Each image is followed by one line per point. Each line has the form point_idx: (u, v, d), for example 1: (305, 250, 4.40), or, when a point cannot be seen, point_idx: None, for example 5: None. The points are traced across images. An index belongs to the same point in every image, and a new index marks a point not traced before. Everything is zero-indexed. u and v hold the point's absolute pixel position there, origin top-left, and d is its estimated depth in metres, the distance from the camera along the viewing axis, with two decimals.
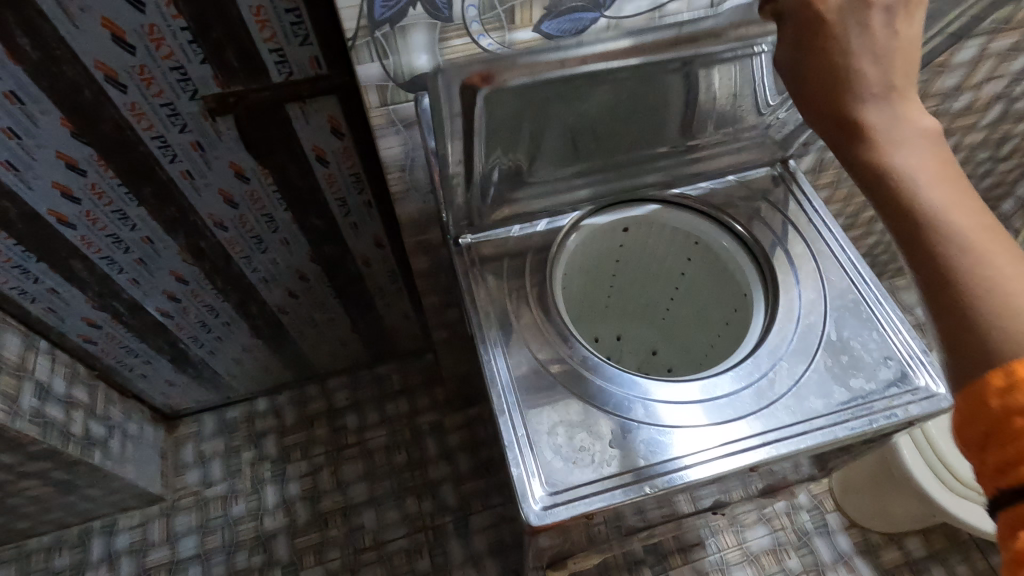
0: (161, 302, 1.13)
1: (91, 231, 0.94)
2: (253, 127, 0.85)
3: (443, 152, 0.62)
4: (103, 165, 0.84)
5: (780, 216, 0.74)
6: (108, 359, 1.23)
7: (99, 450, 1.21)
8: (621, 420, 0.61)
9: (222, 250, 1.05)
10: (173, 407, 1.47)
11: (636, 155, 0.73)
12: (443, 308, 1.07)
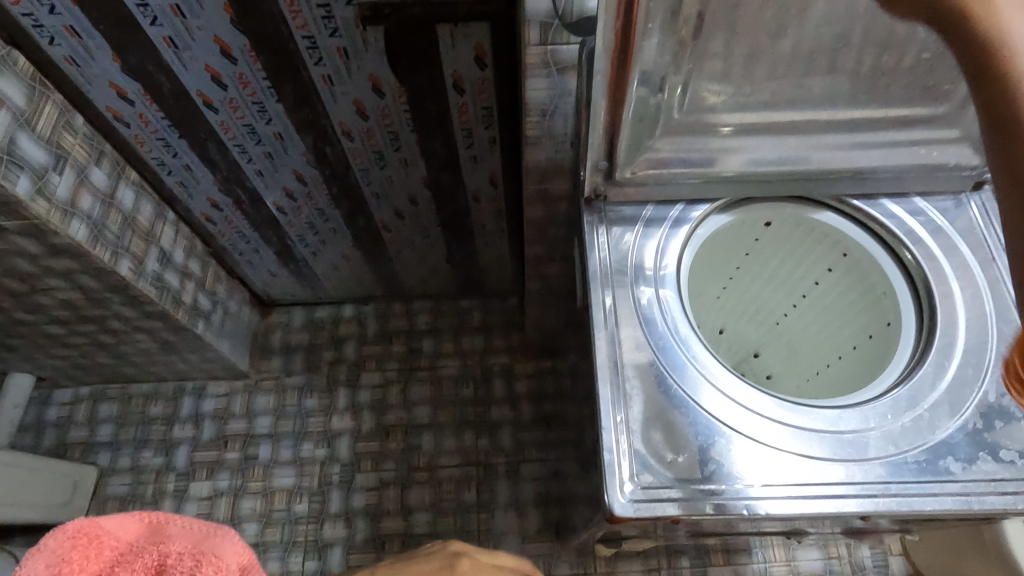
0: (279, 197, 1.17)
1: (231, 118, 0.97)
2: (400, 44, 0.83)
3: (599, 107, 0.58)
4: (253, 57, 0.86)
5: (960, 245, 0.65)
6: (223, 240, 1.30)
7: (202, 322, 1.30)
8: (727, 429, 0.58)
9: (344, 158, 1.06)
10: (270, 295, 1.55)
11: (815, 137, 0.64)
12: (544, 260, 1.05)
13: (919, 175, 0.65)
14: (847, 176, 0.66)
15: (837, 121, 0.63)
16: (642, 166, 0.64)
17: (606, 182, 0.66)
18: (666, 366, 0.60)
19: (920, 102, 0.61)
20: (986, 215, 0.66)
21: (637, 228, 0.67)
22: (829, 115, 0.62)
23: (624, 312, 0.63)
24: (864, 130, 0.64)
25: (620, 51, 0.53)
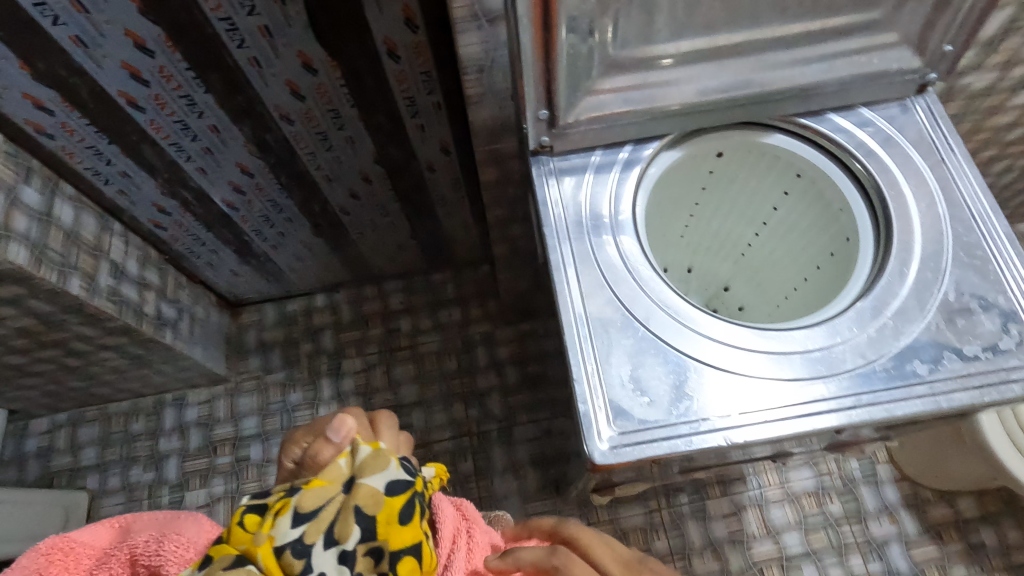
0: (227, 194, 1.13)
1: (160, 116, 0.93)
2: (324, 15, 0.79)
3: (532, 54, 0.55)
4: (171, 46, 0.81)
5: (909, 151, 0.65)
6: (177, 246, 1.26)
7: (170, 331, 1.27)
8: (698, 364, 0.58)
9: (287, 144, 1.02)
10: (237, 295, 1.52)
11: (755, 59, 0.63)
12: (507, 222, 1.03)
13: (862, 85, 0.65)
14: (792, 95, 0.65)
15: (776, 39, 0.61)
16: (584, 110, 0.63)
17: (550, 132, 0.64)
18: (632, 309, 0.60)
19: (856, 10, 0.60)
20: (931, 118, 0.66)
21: (588, 176, 0.66)
22: (766, 35, 0.61)
23: (584, 262, 0.62)
24: (802, 47, 0.62)
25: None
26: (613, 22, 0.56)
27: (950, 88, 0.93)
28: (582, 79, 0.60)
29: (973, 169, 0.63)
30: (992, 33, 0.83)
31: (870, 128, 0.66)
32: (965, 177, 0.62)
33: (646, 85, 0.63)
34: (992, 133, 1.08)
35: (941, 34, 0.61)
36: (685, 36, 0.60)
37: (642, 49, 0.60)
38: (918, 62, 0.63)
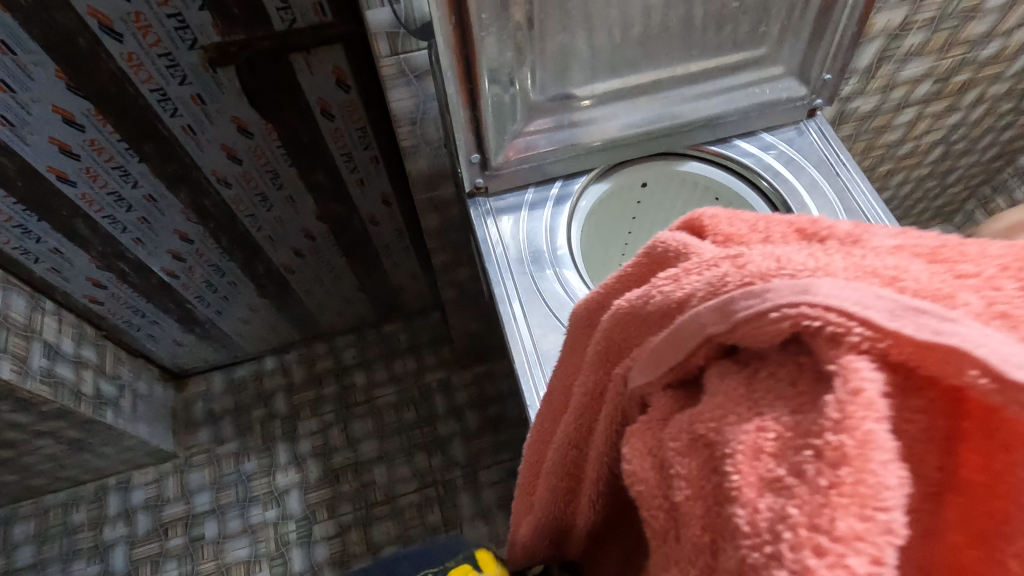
0: (166, 262, 1.12)
1: (93, 189, 0.92)
2: (256, 80, 0.82)
3: (458, 103, 0.59)
4: (102, 119, 0.81)
5: (808, 168, 0.72)
6: (115, 320, 1.22)
7: (111, 410, 1.22)
8: None
9: (226, 208, 1.03)
10: (182, 366, 1.47)
11: (662, 95, 0.69)
12: (453, 266, 1.06)
13: (760, 113, 0.72)
14: (700, 125, 0.71)
15: (679, 77, 0.68)
16: (513, 152, 0.67)
17: (483, 174, 0.68)
18: None
19: (744, 48, 0.67)
20: (823, 139, 0.73)
21: (523, 213, 0.70)
22: (670, 73, 0.67)
23: (527, 293, 0.65)
24: (703, 82, 0.69)
25: (463, 47, 0.55)
26: (530, 70, 0.61)
27: (842, 112, 1.03)
28: (509, 124, 0.65)
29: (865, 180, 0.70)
30: (868, 62, 0.93)
31: (772, 150, 0.73)
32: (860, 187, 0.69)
33: (569, 126, 0.68)
34: (885, 149, 1.19)
35: (820, 65, 0.69)
36: (598, 80, 0.65)
37: (560, 94, 0.65)
38: (804, 88, 0.71)
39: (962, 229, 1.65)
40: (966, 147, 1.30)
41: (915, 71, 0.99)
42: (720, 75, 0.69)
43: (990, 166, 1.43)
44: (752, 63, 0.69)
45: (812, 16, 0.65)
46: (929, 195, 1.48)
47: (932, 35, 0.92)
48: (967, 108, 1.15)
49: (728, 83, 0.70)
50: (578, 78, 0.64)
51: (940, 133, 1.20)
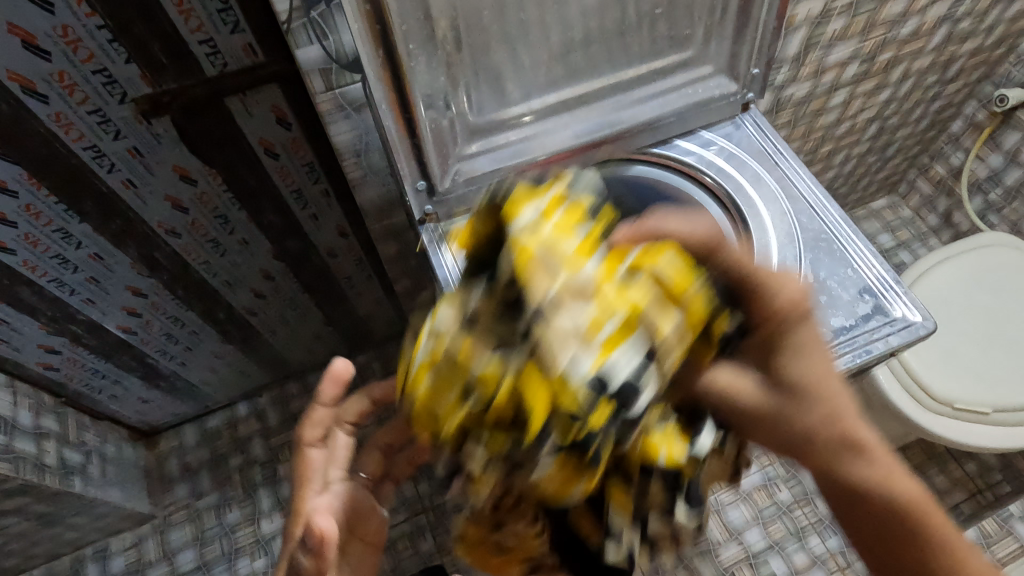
0: (121, 319, 1.08)
1: (34, 255, 0.89)
2: (193, 127, 0.80)
3: (397, 134, 0.60)
4: (37, 183, 0.79)
5: (749, 161, 0.74)
6: (74, 384, 1.18)
7: (79, 478, 1.17)
8: None
9: (178, 258, 1.01)
10: (151, 424, 1.43)
11: (600, 104, 0.70)
12: (416, 290, 1.05)
13: (695, 113, 0.74)
14: (639, 131, 0.72)
15: (615, 85, 0.69)
16: (458, 174, 0.67)
17: (431, 200, 0.68)
18: None
19: (674, 50, 0.68)
20: (759, 130, 0.76)
21: None
22: (604, 83, 0.68)
23: None
24: (637, 88, 0.70)
25: (395, 78, 0.55)
26: (465, 93, 0.61)
27: (777, 100, 1.06)
28: (454, 148, 0.65)
29: (801, 170, 0.72)
30: (796, 50, 0.96)
31: (710, 146, 0.75)
32: (796, 178, 0.72)
33: (514, 142, 0.68)
34: (824, 130, 1.23)
35: (746, 61, 0.71)
36: (535, 96, 0.66)
37: (503, 115, 0.66)
38: (736, 82, 0.73)
39: (906, 198, 1.71)
40: (899, 120, 1.35)
41: (842, 54, 1.02)
42: (655, 78, 0.71)
43: (924, 137, 1.49)
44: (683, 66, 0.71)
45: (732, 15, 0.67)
46: (872, 169, 1.54)
47: (853, 20, 0.96)
48: (895, 84, 1.20)
49: (666, 86, 0.72)
50: (517, 96, 0.65)
51: (873, 110, 1.25)
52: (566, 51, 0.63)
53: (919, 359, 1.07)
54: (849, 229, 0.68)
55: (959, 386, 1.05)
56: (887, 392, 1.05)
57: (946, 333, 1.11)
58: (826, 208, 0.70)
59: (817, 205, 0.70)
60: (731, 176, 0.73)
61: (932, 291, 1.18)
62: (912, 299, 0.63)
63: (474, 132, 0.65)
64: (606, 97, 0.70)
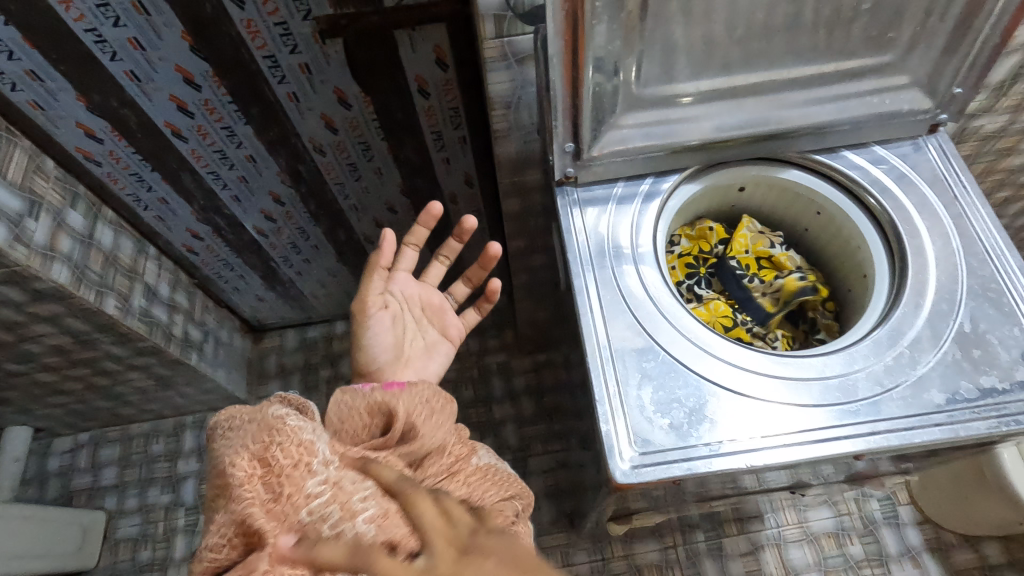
0: (258, 220, 1.18)
1: (201, 146, 0.98)
2: (360, 53, 0.84)
3: (558, 90, 0.59)
4: (218, 81, 0.86)
5: (923, 187, 0.67)
6: (207, 270, 1.30)
7: (195, 353, 1.30)
8: (717, 389, 0.59)
9: (318, 175, 1.07)
10: (260, 321, 1.55)
11: (772, 98, 0.66)
12: (528, 252, 1.06)
13: (875, 125, 0.68)
14: (807, 133, 0.68)
15: (792, 80, 0.65)
16: (608, 144, 0.66)
17: (575, 164, 0.67)
18: (651, 334, 0.62)
19: (868, 52, 0.63)
20: (942, 156, 0.68)
21: (611, 207, 0.69)
22: (783, 75, 0.64)
23: (607, 289, 0.64)
24: (815, 87, 0.66)
25: (571, 34, 0.54)
26: (635, 60, 0.59)
27: (962, 130, 0.96)
28: (611, 116, 0.64)
29: (983, 210, 0.65)
30: (1002, 77, 0.86)
31: (882, 165, 0.69)
32: (977, 217, 0.65)
33: (671, 121, 0.66)
34: (1006, 173, 1.10)
35: (949, 78, 0.64)
36: (706, 77, 0.63)
37: (668, 90, 0.64)
38: (931, 99, 0.66)
39: None
40: None
41: None
42: (840, 79, 0.65)
43: None
44: (874, 71, 0.65)
45: (947, 23, 0.60)
46: None
47: None
48: None
49: (849, 89, 0.66)
50: (687, 74, 0.62)
51: None
52: (753, 33, 0.59)
53: None
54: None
55: None
56: None
57: None
58: (1005, 256, 0.62)
59: (995, 250, 0.63)
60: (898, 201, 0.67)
61: None
62: None
63: (634, 104, 0.64)
64: (781, 90, 0.66)
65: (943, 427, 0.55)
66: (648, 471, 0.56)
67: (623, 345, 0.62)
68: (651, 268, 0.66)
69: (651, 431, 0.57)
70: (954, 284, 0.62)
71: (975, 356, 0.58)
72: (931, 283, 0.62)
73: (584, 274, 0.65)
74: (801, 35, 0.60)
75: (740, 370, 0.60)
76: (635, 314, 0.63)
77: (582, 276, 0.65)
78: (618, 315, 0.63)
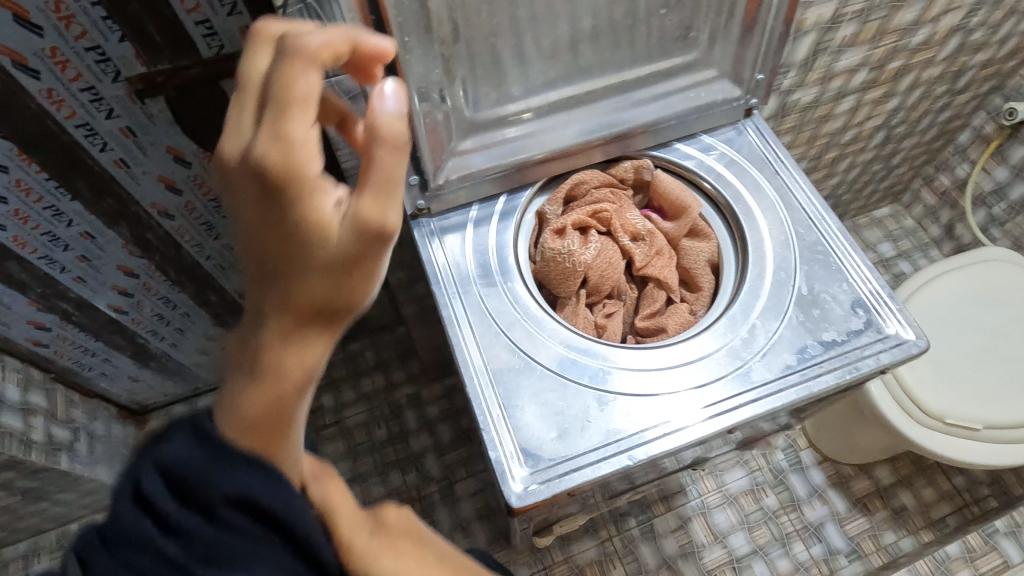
0: (112, 299, 1.08)
1: (24, 231, 0.87)
2: (188, 109, 0.79)
3: None
4: (26, 159, 0.78)
5: (749, 168, 0.73)
6: (63, 361, 1.17)
7: (66, 455, 1.17)
8: (596, 391, 0.61)
9: (171, 240, 1.00)
10: (141, 403, 1.42)
11: (601, 105, 0.69)
12: (410, 282, 1.04)
13: (699, 117, 0.73)
14: (640, 133, 0.71)
15: (614, 87, 0.68)
16: (452, 171, 0.66)
17: (424, 195, 0.67)
18: (525, 350, 0.63)
19: (678, 52, 0.67)
20: (760, 136, 0.75)
21: (467, 231, 0.70)
22: (609, 81, 0.67)
23: (475, 313, 0.65)
24: (638, 90, 0.69)
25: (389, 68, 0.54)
26: (461, 84, 0.60)
27: (783, 104, 1.05)
28: (454, 139, 0.65)
29: (800, 183, 0.71)
30: (805, 54, 0.95)
31: (711, 153, 0.74)
32: (795, 188, 0.71)
33: (512, 139, 0.67)
34: (829, 137, 1.22)
35: (750, 69, 0.71)
36: (536, 94, 0.65)
37: (505, 109, 0.65)
38: (738, 87, 0.73)
39: (910, 208, 1.70)
40: (906, 130, 1.34)
41: (851, 61, 1.01)
42: (659, 79, 0.69)
43: (930, 147, 1.47)
44: (685, 71, 0.70)
45: (742, 11, 0.65)
46: (876, 177, 1.53)
47: (864, 26, 0.94)
48: (904, 92, 1.18)
49: (669, 86, 0.70)
50: (518, 92, 0.64)
51: (880, 118, 1.24)
52: (563, 48, 0.62)
53: (913, 372, 1.07)
54: (844, 244, 0.67)
55: (952, 400, 1.05)
56: (879, 405, 1.05)
57: (941, 346, 1.11)
58: (823, 221, 0.69)
59: (813, 218, 0.69)
60: (729, 185, 0.72)
61: (930, 302, 1.17)
62: (906, 317, 0.63)
63: (474, 125, 0.64)
64: (608, 96, 0.69)
65: (801, 388, 0.60)
66: (543, 487, 0.56)
67: (500, 370, 0.62)
68: (516, 286, 0.67)
69: (539, 446, 0.58)
70: (786, 253, 0.67)
71: (817, 316, 0.63)
72: (766, 254, 0.67)
73: (449, 302, 0.65)
74: (608, 45, 0.63)
75: (619, 370, 0.62)
76: (504, 338, 0.63)
77: (449, 304, 0.65)
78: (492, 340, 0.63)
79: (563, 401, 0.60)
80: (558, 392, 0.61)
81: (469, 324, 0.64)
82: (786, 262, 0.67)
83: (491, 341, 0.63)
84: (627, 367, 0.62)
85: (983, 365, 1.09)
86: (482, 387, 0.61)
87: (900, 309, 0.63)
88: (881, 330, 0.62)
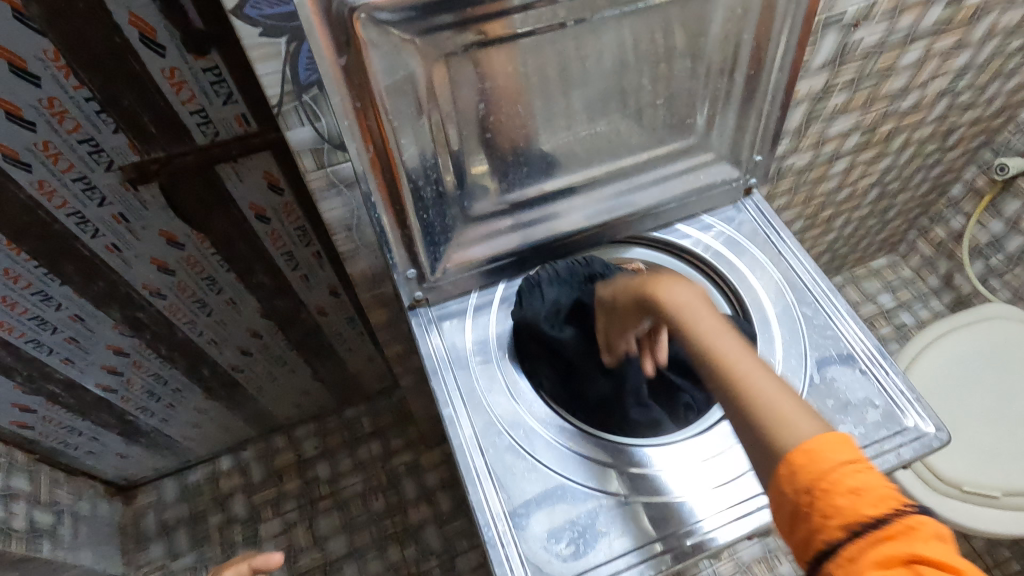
0: (101, 377, 1.05)
1: (11, 316, 0.85)
2: (181, 194, 0.78)
3: (384, 222, 0.61)
4: (15, 248, 0.76)
5: (748, 245, 0.75)
6: (48, 441, 1.13)
7: (48, 542, 1.11)
8: (602, 498, 0.62)
9: (162, 319, 0.98)
10: (129, 478, 1.37)
11: (599, 192, 0.72)
12: (408, 354, 1.02)
13: (698, 198, 0.76)
14: (636, 216, 0.74)
15: (613, 174, 0.71)
16: (450, 261, 0.69)
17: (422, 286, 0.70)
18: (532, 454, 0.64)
19: (672, 138, 0.70)
20: (759, 214, 0.77)
21: (468, 324, 0.72)
22: (605, 169, 0.70)
23: (480, 416, 0.66)
24: (635, 174, 0.72)
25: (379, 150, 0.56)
26: (455, 160, 0.61)
27: (778, 169, 1.06)
28: (456, 231, 0.68)
29: (802, 259, 0.72)
30: (797, 123, 0.96)
31: (708, 231, 0.77)
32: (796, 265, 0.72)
33: (511, 228, 0.71)
34: (825, 196, 1.23)
35: (747, 148, 0.73)
36: (533, 185, 0.68)
37: (505, 201, 0.68)
38: (735, 169, 0.75)
39: (907, 257, 1.69)
40: (899, 186, 1.35)
41: (842, 126, 1.02)
42: (656, 167, 0.72)
43: (924, 200, 1.48)
44: (681, 159, 0.73)
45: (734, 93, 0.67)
46: (872, 231, 1.53)
47: (854, 94, 0.95)
48: (896, 152, 1.19)
49: (666, 172, 0.73)
50: (515, 185, 0.67)
51: (873, 176, 1.24)
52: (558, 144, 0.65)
53: None
54: (851, 326, 0.66)
55: (965, 466, 1.02)
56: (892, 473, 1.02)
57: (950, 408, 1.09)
58: (827, 300, 0.68)
59: (819, 296, 0.69)
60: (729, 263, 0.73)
61: (935, 361, 1.15)
62: (925, 408, 0.60)
63: (475, 215, 0.68)
64: (605, 186, 0.72)
65: None
66: None
67: (506, 475, 0.63)
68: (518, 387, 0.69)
69: (547, 559, 0.58)
70: (793, 336, 0.67)
71: (831, 406, 0.62)
72: (772, 338, 0.67)
73: (453, 404, 0.66)
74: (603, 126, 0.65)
75: (626, 474, 0.63)
76: (509, 442, 0.65)
77: (452, 406, 0.66)
78: (496, 445, 0.64)
79: (570, 509, 0.61)
80: (564, 499, 0.62)
81: (473, 427, 0.65)
82: (793, 347, 0.66)
83: (495, 445, 0.64)
84: (634, 470, 0.63)
85: (995, 426, 1.06)
86: (488, 496, 0.61)
87: (916, 397, 0.61)
88: (898, 420, 0.60)
